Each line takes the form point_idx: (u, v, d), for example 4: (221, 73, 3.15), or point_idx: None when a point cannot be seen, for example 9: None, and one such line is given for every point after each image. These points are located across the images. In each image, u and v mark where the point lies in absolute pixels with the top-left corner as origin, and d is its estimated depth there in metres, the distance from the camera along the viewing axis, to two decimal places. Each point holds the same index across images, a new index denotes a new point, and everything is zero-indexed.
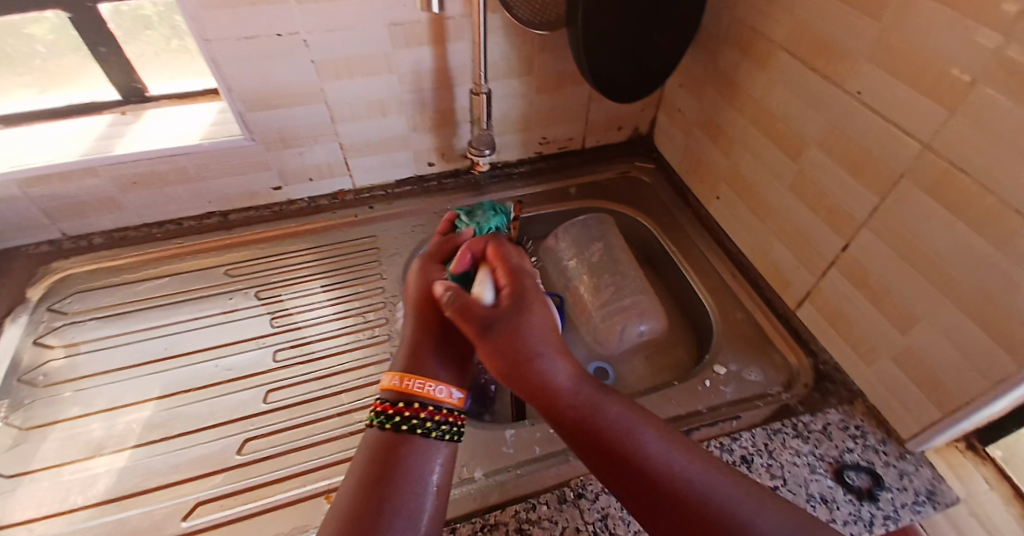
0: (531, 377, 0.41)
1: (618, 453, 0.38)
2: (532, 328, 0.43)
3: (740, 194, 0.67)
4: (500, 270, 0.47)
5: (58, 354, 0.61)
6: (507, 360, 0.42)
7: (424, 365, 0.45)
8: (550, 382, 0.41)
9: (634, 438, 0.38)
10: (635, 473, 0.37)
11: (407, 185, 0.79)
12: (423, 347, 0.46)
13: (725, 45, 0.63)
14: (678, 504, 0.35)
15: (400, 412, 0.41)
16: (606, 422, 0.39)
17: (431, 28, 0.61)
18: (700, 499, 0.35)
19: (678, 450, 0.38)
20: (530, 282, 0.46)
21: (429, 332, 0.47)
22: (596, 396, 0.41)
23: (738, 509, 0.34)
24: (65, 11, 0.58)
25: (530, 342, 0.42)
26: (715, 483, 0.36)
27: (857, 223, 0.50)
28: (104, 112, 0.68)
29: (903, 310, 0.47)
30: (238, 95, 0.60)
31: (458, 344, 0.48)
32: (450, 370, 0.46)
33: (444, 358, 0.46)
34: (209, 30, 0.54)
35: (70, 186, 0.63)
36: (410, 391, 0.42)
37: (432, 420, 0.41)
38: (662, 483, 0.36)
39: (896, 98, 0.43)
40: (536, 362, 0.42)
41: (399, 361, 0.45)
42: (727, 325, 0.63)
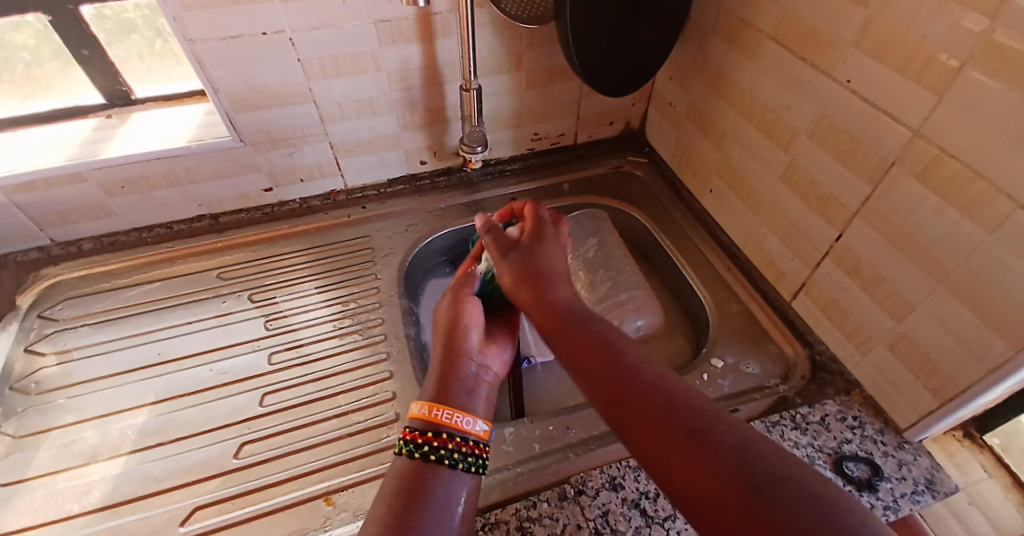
0: (534, 292, 0.44)
1: (601, 360, 0.38)
2: (546, 256, 0.47)
3: (733, 186, 0.66)
4: (531, 213, 0.52)
5: (51, 361, 0.60)
6: (518, 275, 0.46)
7: (454, 395, 0.44)
8: (549, 297, 0.43)
9: (619, 349, 0.38)
10: (612, 377, 0.36)
11: (399, 184, 0.78)
12: (453, 377, 0.45)
13: (713, 37, 0.63)
14: (648, 405, 0.34)
15: (428, 442, 0.40)
16: (594, 333, 0.40)
17: (418, 24, 0.60)
18: (668, 399, 0.34)
19: (657, 362, 0.38)
20: (551, 226, 0.51)
21: (458, 363, 0.46)
22: (588, 315, 0.42)
23: (703, 408, 0.33)
24: (45, 14, 0.58)
25: (541, 265, 0.46)
26: (687, 390, 0.34)
27: (850, 212, 0.50)
28: (90, 116, 0.67)
29: (898, 298, 0.47)
30: (224, 96, 0.59)
31: (484, 375, 0.47)
32: (480, 401, 0.45)
33: (474, 389, 0.46)
34: (192, 31, 0.53)
35: (57, 192, 0.62)
36: (438, 420, 0.42)
37: (459, 450, 0.40)
38: (638, 387, 0.35)
39: (885, 85, 0.43)
40: (540, 281, 0.45)
41: (428, 391, 0.45)
42: (723, 318, 0.62)
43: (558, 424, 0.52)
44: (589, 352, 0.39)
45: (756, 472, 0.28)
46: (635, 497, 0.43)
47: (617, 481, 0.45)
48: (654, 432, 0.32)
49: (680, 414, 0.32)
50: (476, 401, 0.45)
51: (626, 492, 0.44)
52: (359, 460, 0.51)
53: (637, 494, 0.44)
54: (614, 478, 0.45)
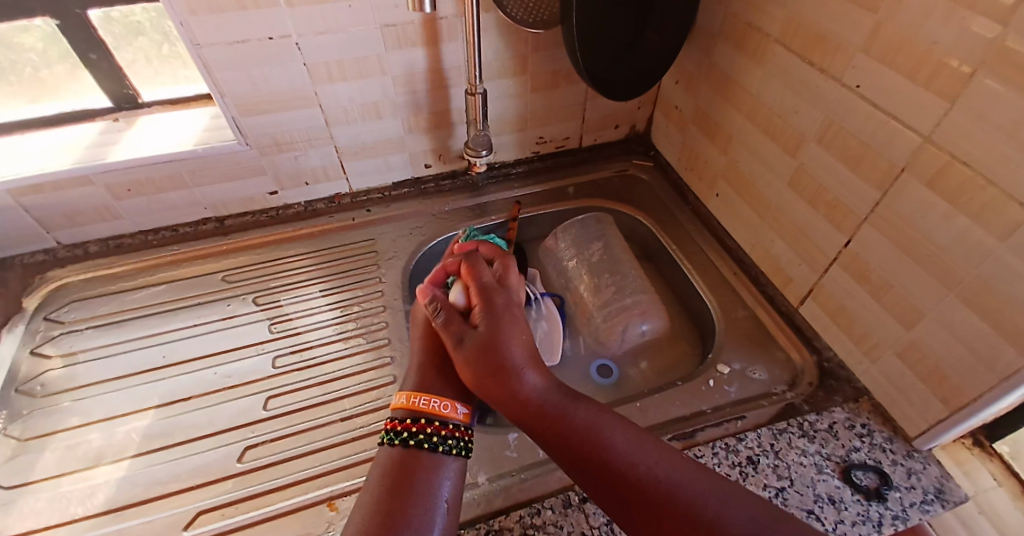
0: (502, 387, 0.42)
1: (594, 463, 0.38)
2: (506, 338, 0.44)
3: (739, 190, 0.66)
4: (474, 284, 0.48)
5: (57, 364, 0.60)
6: (481, 370, 0.43)
7: (433, 384, 0.46)
8: (521, 390, 0.42)
9: (608, 442, 0.39)
10: (611, 479, 0.38)
11: (404, 187, 0.78)
12: (432, 367, 0.47)
13: (720, 40, 0.62)
14: (661, 510, 0.36)
15: (408, 428, 0.42)
16: (581, 428, 0.40)
17: (424, 28, 0.60)
18: (674, 500, 0.36)
19: (647, 448, 0.39)
20: (500, 295, 0.47)
21: (437, 355, 0.48)
22: (567, 401, 0.42)
23: (710, 506, 0.35)
24: (53, 18, 0.58)
25: (502, 351, 0.43)
26: (689, 479, 0.37)
27: (858, 219, 0.49)
28: (97, 119, 0.68)
29: (907, 305, 0.46)
30: (230, 101, 0.60)
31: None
32: (458, 389, 0.46)
33: (453, 377, 0.47)
34: (199, 35, 0.53)
35: (64, 195, 0.62)
36: (416, 407, 0.43)
37: (438, 434, 0.41)
38: (648, 490, 0.37)
39: (894, 91, 0.43)
40: (505, 374, 0.42)
41: (409, 380, 0.47)
42: (729, 324, 0.62)
43: None
44: (581, 453, 0.39)
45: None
46: None
47: None
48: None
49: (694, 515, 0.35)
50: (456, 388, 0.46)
51: None
52: (363, 466, 0.51)
53: None
54: None
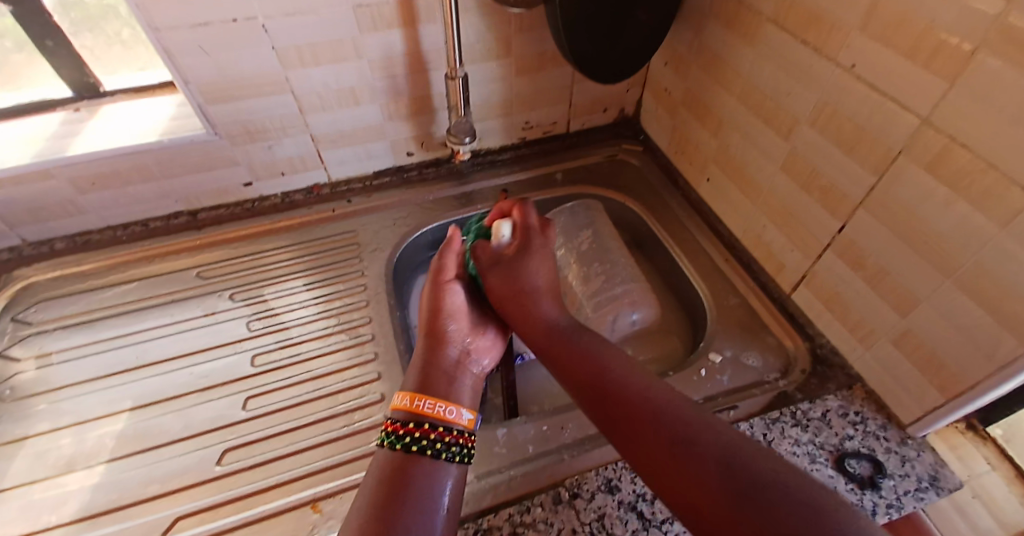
0: (523, 307, 0.46)
1: (592, 379, 0.40)
2: (535, 271, 0.47)
3: (731, 175, 0.64)
4: (519, 221, 0.50)
5: (29, 366, 0.58)
6: (507, 294, 0.46)
7: (436, 385, 0.44)
8: (539, 316, 0.45)
9: (606, 365, 0.40)
10: (604, 398, 0.38)
11: (387, 176, 0.76)
12: (435, 367, 0.45)
13: (711, 20, 0.60)
14: (643, 430, 0.35)
15: (410, 433, 0.40)
16: (584, 352, 0.42)
17: (400, 8, 0.57)
18: (656, 419, 0.35)
19: (639, 377, 0.39)
20: (539, 236, 0.50)
21: (439, 350, 0.46)
22: (577, 329, 0.45)
23: (687, 428, 0.34)
24: (5, 3, 0.54)
25: (527, 280, 0.47)
26: (676, 404, 0.36)
27: (853, 203, 0.48)
28: (56, 109, 0.64)
29: (902, 291, 0.45)
30: (195, 87, 0.56)
31: (468, 366, 0.47)
32: (464, 390, 0.45)
33: (457, 377, 0.46)
34: (158, 19, 0.50)
35: (23, 191, 0.59)
36: (421, 411, 0.41)
37: (441, 440, 0.40)
38: (633, 408, 0.36)
39: (891, 69, 0.41)
40: (528, 297, 0.46)
41: (411, 381, 0.45)
42: (721, 311, 0.61)
43: (552, 424, 0.50)
44: (576, 367, 0.41)
45: (744, 489, 0.29)
46: (632, 500, 0.42)
47: (613, 483, 0.43)
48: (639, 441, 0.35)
49: (671, 434, 0.33)
50: (461, 391, 0.46)
51: (623, 494, 0.42)
52: (346, 466, 0.49)
53: (634, 496, 0.42)
54: (611, 480, 0.43)
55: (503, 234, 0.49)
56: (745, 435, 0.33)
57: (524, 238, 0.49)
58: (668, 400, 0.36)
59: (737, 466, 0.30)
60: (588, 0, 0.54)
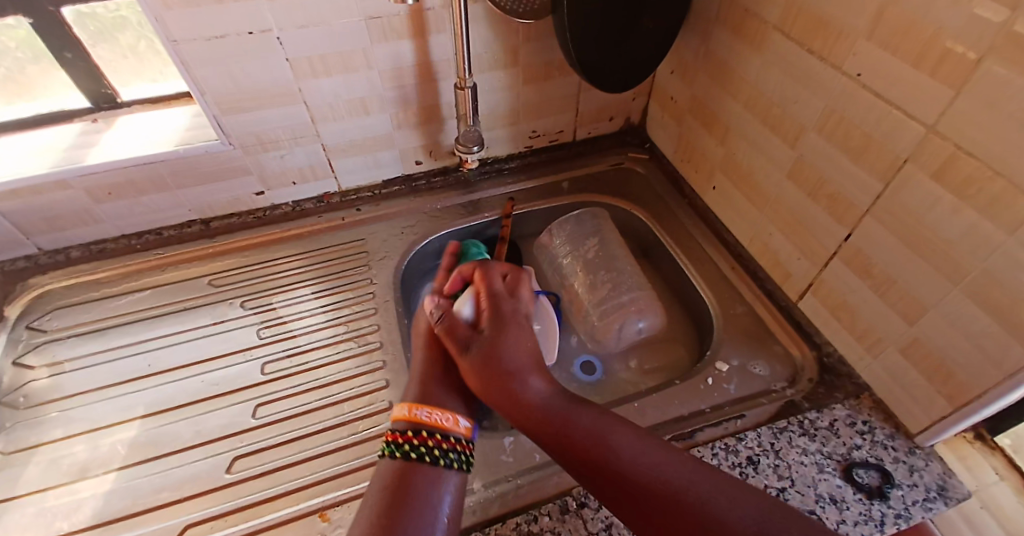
0: (505, 395, 0.44)
1: (600, 462, 0.39)
2: (509, 344, 0.47)
3: (737, 182, 0.65)
4: (484, 289, 0.51)
5: (42, 374, 0.59)
6: (484, 378, 0.45)
7: (434, 393, 0.46)
8: (524, 398, 0.43)
9: (612, 443, 0.39)
10: (621, 484, 0.37)
11: (395, 185, 0.76)
12: (432, 377, 0.48)
13: (718, 27, 0.60)
14: (671, 514, 0.35)
15: (409, 441, 0.42)
16: (584, 431, 0.40)
17: (410, 20, 0.58)
18: (682, 499, 0.35)
19: (649, 452, 0.39)
20: (508, 301, 0.50)
21: (436, 361, 0.48)
22: (569, 403, 0.43)
23: (715, 504, 0.35)
24: (25, 16, 0.56)
25: (503, 360, 0.45)
26: (696, 478, 0.37)
27: (860, 211, 0.48)
28: (74, 120, 0.65)
29: (911, 299, 0.45)
30: (210, 99, 0.58)
31: (463, 377, 0.49)
32: (462, 400, 0.48)
33: (454, 387, 0.48)
34: (175, 31, 0.51)
35: (41, 200, 0.60)
36: (418, 420, 0.43)
37: (440, 447, 0.41)
38: (655, 491, 0.36)
39: (898, 78, 0.41)
40: (509, 380, 0.44)
41: (411, 391, 0.47)
42: (728, 320, 0.61)
43: None
44: (582, 451, 0.39)
45: None
46: None
47: None
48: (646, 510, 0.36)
49: (701, 517, 0.34)
50: (458, 401, 0.47)
51: None
52: (354, 475, 0.50)
53: None
54: None
55: (466, 310, 0.50)
56: (770, 499, 0.36)
57: (491, 307, 0.49)
58: (687, 473, 0.37)
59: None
60: (595, 10, 0.55)
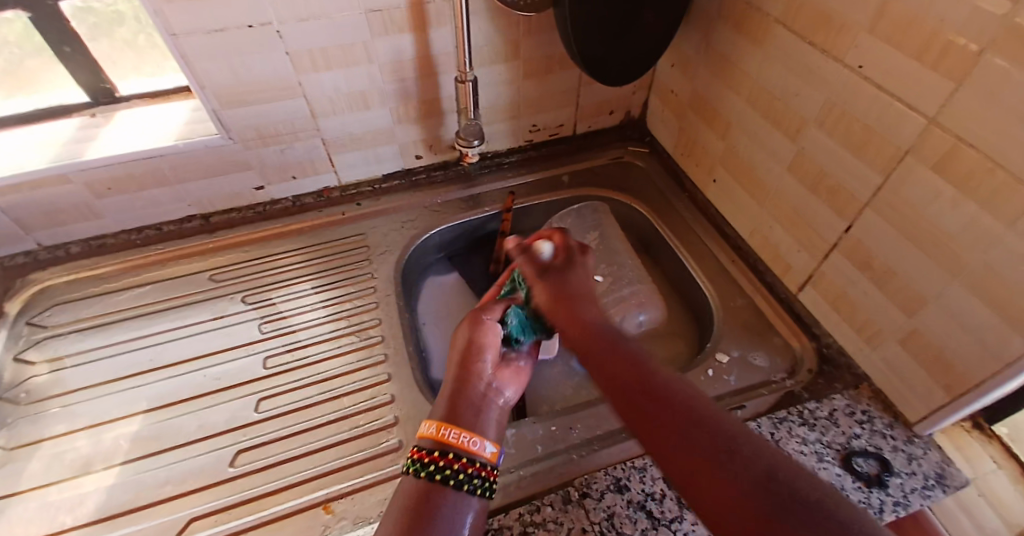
0: (567, 313, 0.47)
1: (631, 381, 0.38)
2: (579, 281, 0.51)
3: (738, 176, 0.65)
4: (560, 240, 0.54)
5: (42, 370, 0.59)
6: (552, 300, 0.49)
7: (462, 416, 0.45)
8: (584, 319, 0.46)
9: (650, 372, 0.39)
10: (642, 398, 0.37)
11: (395, 179, 0.76)
12: (462, 397, 0.46)
13: (719, 21, 0.61)
14: (672, 428, 0.34)
15: (435, 461, 0.41)
16: (626, 356, 0.41)
17: (411, 13, 0.58)
18: (696, 421, 0.34)
19: (683, 386, 0.37)
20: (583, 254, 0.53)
21: (468, 382, 0.47)
22: (619, 337, 0.43)
23: (727, 431, 0.33)
24: (25, 10, 0.55)
25: (572, 288, 0.50)
26: (718, 414, 0.34)
27: (860, 203, 0.48)
28: (74, 115, 0.65)
29: (910, 290, 0.45)
30: (210, 92, 0.57)
31: (494, 398, 0.48)
32: (489, 422, 0.46)
33: (483, 409, 0.46)
34: (175, 24, 0.51)
35: (41, 195, 0.60)
36: (446, 440, 0.42)
37: (465, 472, 0.40)
38: (671, 408, 0.35)
39: (900, 71, 0.41)
40: (574, 303, 0.48)
41: (439, 410, 0.46)
42: (728, 312, 0.61)
43: (561, 424, 0.51)
44: (616, 370, 0.40)
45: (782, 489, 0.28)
46: (641, 499, 0.43)
47: (622, 483, 0.44)
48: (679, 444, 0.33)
49: (711, 436, 0.32)
50: (486, 424, 0.46)
51: (632, 493, 0.43)
52: (359, 467, 0.50)
53: (643, 495, 0.43)
54: (620, 480, 0.44)
55: (543, 251, 0.53)
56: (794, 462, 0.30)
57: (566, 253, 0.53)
58: (708, 407, 0.35)
59: (776, 470, 0.29)
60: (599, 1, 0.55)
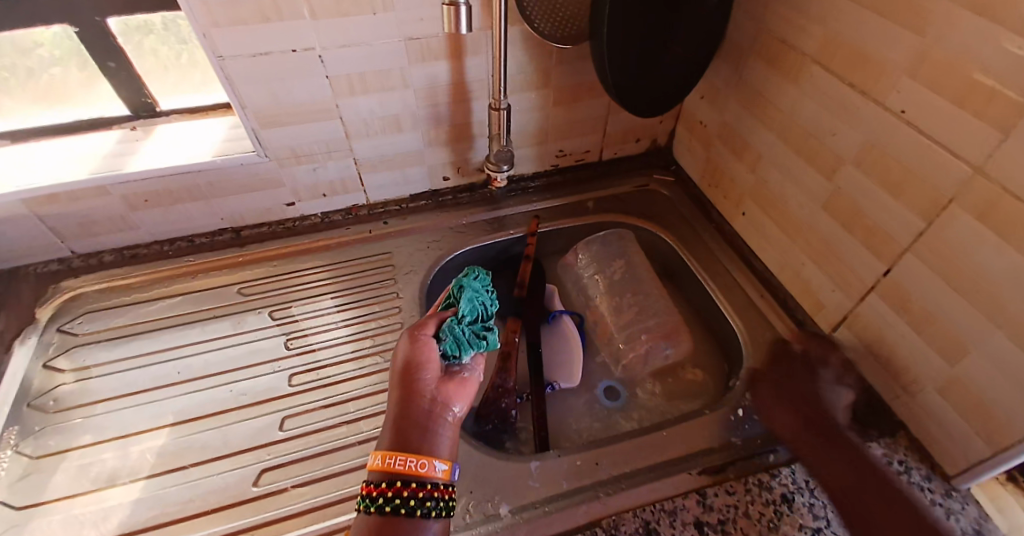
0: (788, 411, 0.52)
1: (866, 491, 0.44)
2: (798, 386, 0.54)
3: (768, 211, 0.64)
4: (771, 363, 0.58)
5: (69, 379, 0.59)
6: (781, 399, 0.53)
7: (410, 439, 0.41)
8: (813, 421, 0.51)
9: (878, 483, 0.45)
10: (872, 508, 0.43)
11: (422, 200, 0.77)
12: (407, 421, 0.42)
13: (751, 56, 0.61)
14: None
15: (383, 493, 0.37)
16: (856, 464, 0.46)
17: (448, 43, 0.59)
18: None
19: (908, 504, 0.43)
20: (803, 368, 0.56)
21: (411, 403, 0.43)
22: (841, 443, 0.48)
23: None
24: (71, 25, 0.57)
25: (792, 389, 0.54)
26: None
27: (900, 247, 0.47)
28: (111, 128, 0.66)
29: (951, 339, 0.44)
30: (251, 113, 0.58)
31: (443, 413, 0.43)
32: (441, 440, 0.42)
33: (432, 427, 0.42)
34: (221, 47, 0.52)
35: (79, 206, 0.61)
36: (392, 470, 0.38)
37: (417, 498, 0.38)
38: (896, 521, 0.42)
39: (944, 119, 0.41)
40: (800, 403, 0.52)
41: (384, 438, 0.41)
42: (757, 349, 0.61)
43: (587, 459, 0.50)
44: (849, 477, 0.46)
45: None
46: None
47: (651, 525, 0.44)
48: (878, 516, 0.42)
49: None
50: (438, 441, 0.42)
51: None
52: None
53: None
54: (649, 522, 0.44)
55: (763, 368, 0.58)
56: None
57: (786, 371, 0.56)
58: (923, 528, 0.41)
59: None
60: (632, 36, 0.56)
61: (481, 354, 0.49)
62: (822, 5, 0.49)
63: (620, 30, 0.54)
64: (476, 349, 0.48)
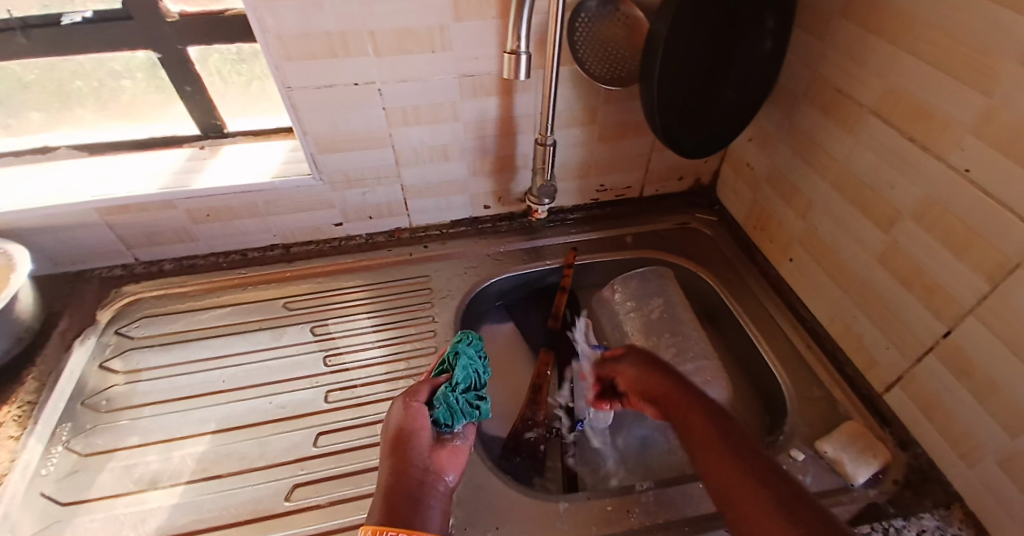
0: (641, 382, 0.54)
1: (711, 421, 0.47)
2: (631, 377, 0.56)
3: (819, 260, 0.63)
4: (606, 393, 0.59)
5: (121, 380, 0.62)
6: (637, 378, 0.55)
7: (402, 513, 0.40)
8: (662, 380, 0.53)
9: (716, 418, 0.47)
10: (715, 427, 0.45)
11: (462, 226, 0.79)
12: (397, 493, 0.41)
13: (805, 104, 0.60)
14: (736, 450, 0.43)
15: None
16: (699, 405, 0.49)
17: (500, 81, 0.61)
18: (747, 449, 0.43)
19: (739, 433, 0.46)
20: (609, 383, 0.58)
21: (403, 473, 0.43)
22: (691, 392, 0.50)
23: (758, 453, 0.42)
24: (154, 51, 0.62)
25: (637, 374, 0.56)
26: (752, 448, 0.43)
27: (962, 308, 0.45)
28: (183, 147, 0.71)
29: (1016, 411, 0.41)
30: (311, 139, 0.62)
31: (436, 484, 0.44)
32: (433, 513, 0.42)
33: (423, 500, 0.42)
34: (290, 78, 0.55)
35: (145, 217, 0.65)
36: None
37: None
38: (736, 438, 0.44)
39: (1011, 179, 0.39)
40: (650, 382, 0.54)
41: (374, 513, 0.40)
42: (800, 401, 0.58)
43: (617, 505, 0.49)
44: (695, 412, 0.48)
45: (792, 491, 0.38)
46: None
47: None
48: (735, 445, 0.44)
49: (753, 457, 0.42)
50: (429, 515, 0.41)
51: None
52: None
53: None
54: None
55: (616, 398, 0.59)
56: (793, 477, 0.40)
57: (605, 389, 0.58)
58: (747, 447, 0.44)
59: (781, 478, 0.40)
60: (683, 80, 0.57)
61: (472, 423, 0.50)
62: (882, 56, 0.49)
63: (671, 76, 0.55)
64: (468, 418, 0.48)
